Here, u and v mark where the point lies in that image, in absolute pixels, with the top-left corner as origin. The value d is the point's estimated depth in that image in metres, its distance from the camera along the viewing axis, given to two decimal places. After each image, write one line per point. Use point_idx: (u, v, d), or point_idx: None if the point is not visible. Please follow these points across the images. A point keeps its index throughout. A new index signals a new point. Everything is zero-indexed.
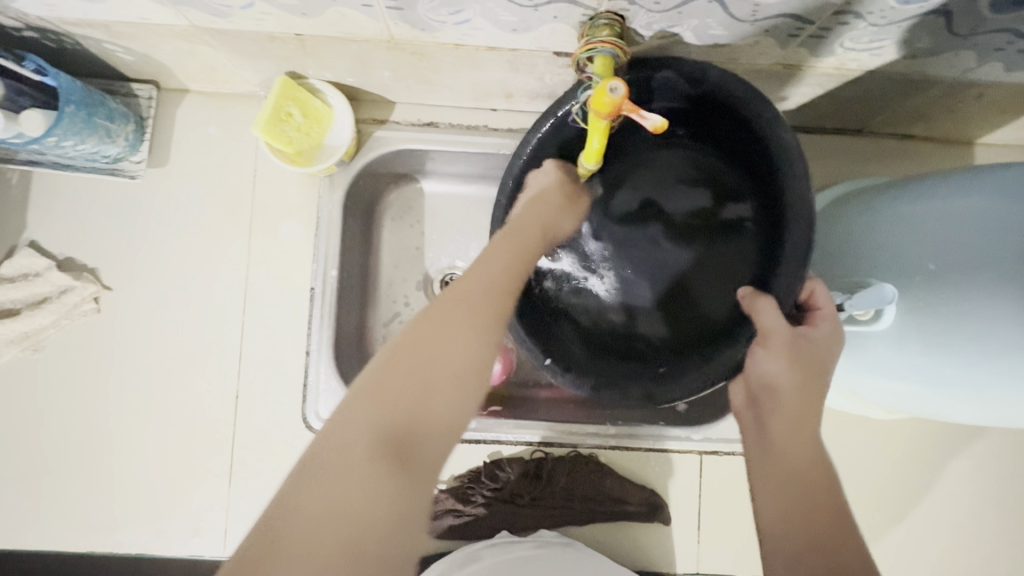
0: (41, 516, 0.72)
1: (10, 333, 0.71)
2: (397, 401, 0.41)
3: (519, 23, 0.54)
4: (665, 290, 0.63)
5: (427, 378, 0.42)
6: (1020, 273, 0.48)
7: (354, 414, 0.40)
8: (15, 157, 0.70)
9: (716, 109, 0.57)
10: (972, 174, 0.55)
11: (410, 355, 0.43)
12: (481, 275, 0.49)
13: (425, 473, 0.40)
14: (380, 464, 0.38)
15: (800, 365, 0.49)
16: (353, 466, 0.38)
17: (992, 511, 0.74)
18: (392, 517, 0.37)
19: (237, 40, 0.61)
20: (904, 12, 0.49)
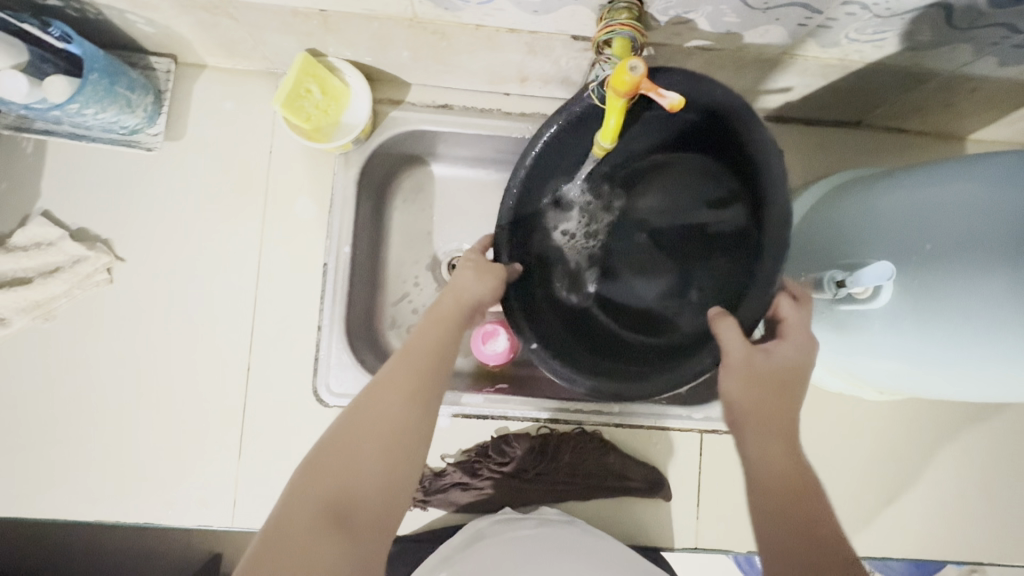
0: (48, 485, 0.72)
1: (22, 301, 0.71)
2: (336, 473, 0.45)
3: (541, 5, 0.56)
4: (643, 282, 0.67)
5: (359, 455, 0.46)
6: (1016, 251, 0.51)
7: (295, 495, 0.44)
8: (31, 126, 0.72)
9: (711, 126, 0.59)
10: (963, 165, 0.58)
11: (351, 430, 0.47)
12: (407, 351, 0.51)
13: (366, 535, 0.43)
14: (320, 538, 0.42)
15: (759, 381, 0.50)
16: (300, 536, 0.42)
17: (977, 493, 0.77)
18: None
19: (260, 14, 0.62)
20: (908, 4, 0.52)
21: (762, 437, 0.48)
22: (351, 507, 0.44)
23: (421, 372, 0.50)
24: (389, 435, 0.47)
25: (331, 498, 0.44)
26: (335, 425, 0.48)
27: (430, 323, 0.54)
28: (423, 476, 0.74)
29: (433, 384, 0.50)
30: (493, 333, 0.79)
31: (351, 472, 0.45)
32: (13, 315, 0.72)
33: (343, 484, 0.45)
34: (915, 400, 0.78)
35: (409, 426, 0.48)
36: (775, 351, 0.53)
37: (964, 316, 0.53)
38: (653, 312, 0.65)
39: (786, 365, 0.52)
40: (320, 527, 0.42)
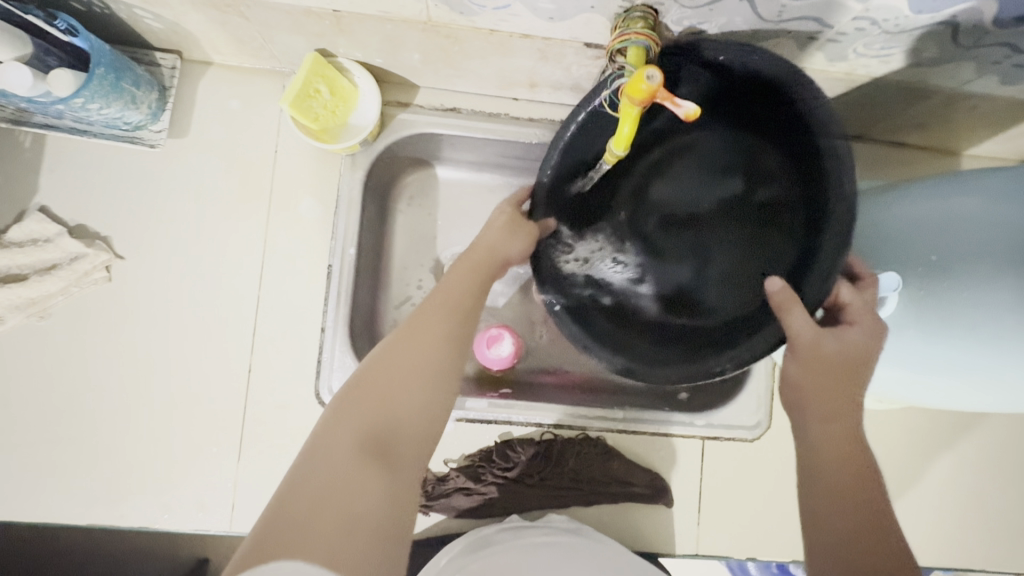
0: (40, 487, 0.70)
1: (17, 298, 0.70)
2: (370, 405, 0.48)
3: (557, 11, 0.56)
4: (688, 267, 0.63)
5: (399, 388, 0.49)
6: (1015, 266, 0.53)
7: (338, 424, 0.47)
8: (29, 120, 0.69)
9: (748, 90, 0.57)
10: (963, 180, 0.59)
11: (380, 369, 0.49)
12: (439, 300, 0.55)
13: (405, 463, 0.47)
14: (365, 465, 0.44)
15: (827, 366, 0.52)
16: (344, 463, 0.44)
17: (970, 501, 0.79)
18: (380, 502, 0.43)
19: (272, 13, 0.62)
20: (916, 21, 0.53)
21: (821, 427, 0.51)
22: (392, 437, 0.47)
23: (454, 319, 0.53)
24: (425, 373, 0.50)
25: (373, 427, 0.47)
26: (371, 362, 0.51)
27: (462, 272, 0.57)
28: (427, 480, 0.74)
29: (466, 328, 0.54)
30: (498, 338, 0.79)
31: (390, 405, 0.48)
32: (7, 312, 0.70)
33: (382, 416, 0.47)
34: (912, 410, 0.80)
35: (435, 365, 0.51)
36: (844, 336, 0.54)
37: (971, 326, 0.55)
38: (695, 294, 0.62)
39: (855, 351, 0.53)
40: (366, 455, 0.45)
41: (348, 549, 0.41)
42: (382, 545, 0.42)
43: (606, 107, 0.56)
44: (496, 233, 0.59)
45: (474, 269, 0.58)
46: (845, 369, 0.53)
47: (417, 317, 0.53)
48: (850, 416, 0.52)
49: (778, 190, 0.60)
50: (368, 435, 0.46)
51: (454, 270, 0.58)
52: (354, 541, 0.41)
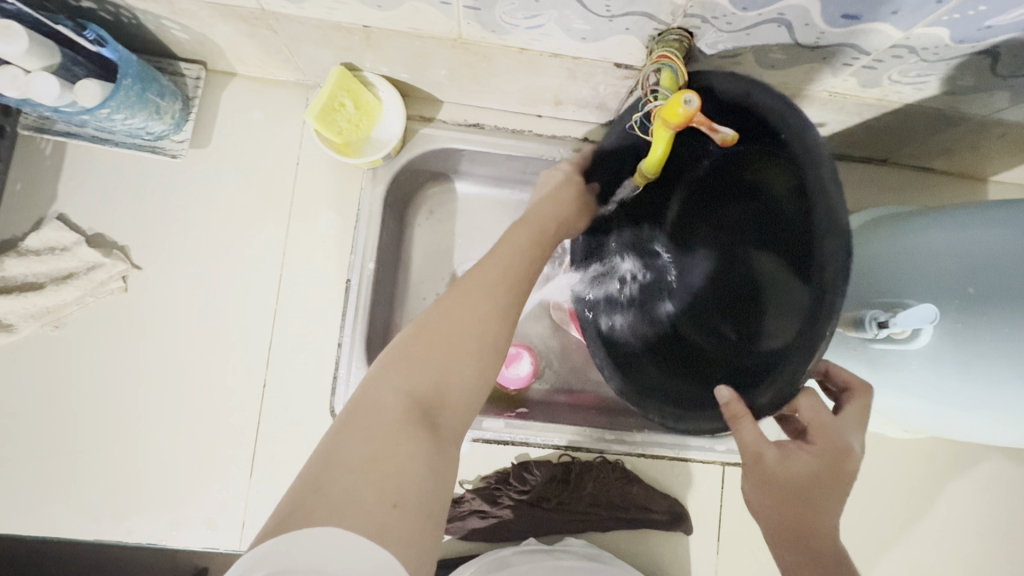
0: (49, 499, 0.69)
1: (32, 307, 0.69)
2: (423, 370, 0.46)
3: (590, 32, 0.56)
4: (714, 280, 0.64)
5: (449, 359, 0.47)
6: None
7: (384, 387, 0.45)
8: (51, 128, 0.69)
9: (750, 118, 0.54)
10: (999, 209, 0.59)
11: (432, 332, 0.48)
12: (494, 266, 0.53)
13: (450, 435, 0.46)
14: (409, 434, 0.43)
15: (789, 495, 0.48)
16: (391, 425, 0.43)
17: (994, 533, 0.77)
18: (424, 473, 0.42)
19: (301, 27, 0.61)
20: (955, 51, 0.53)
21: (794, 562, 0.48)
22: (438, 408, 0.45)
23: (507, 289, 0.52)
24: (476, 345, 0.48)
25: (421, 395, 0.45)
26: (421, 326, 0.49)
27: (517, 239, 0.57)
28: None
29: (519, 301, 0.52)
30: (515, 359, 0.80)
31: (439, 374, 0.46)
32: (21, 321, 0.69)
33: (430, 385, 0.46)
34: (937, 439, 0.78)
35: (489, 337, 0.49)
36: (796, 456, 0.49)
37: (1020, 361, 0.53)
38: (731, 321, 0.61)
39: (817, 472, 0.48)
40: (412, 423, 0.44)
41: (390, 518, 0.39)
42: (428, 519, 0.40)
43: (636, 130, 0.59)
44: (556, 202, 0.62)
45: (530, 239, 0.57)
46: (801, 493, 0.48)
47: (470, 283, 0.51)
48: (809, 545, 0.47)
49: (802, 223, 0.51)
50: (414, 403, 0.45)
51: (513, 236, 0.57)
52: (401, 512, 0.39)
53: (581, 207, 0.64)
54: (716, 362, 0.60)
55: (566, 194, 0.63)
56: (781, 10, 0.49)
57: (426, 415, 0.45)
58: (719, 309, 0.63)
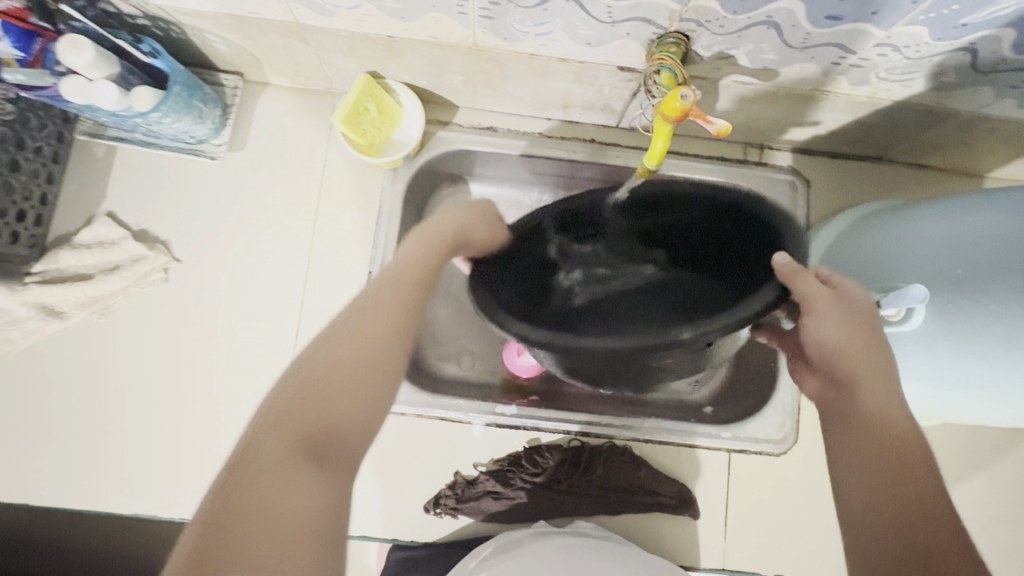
0: (90, 475, 0.74)
1: (82, 296, 0.75)
2: (307, 404, 0.42)
3: (595, 38, 0.61)
4: (624, 313, 0.53)
5: (336, 382, 0.43)
6: None
7: (262, 437, 0.40)
8: (104, 133, 0.78)
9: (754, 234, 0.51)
10: (990, 197, 0.60)
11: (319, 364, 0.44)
12: (375, 296, 0.48)
13: (343, 460, 0.41)
14: (292, 468, 0.39)
15: (850, 323, 0.49)
16: (275, 468, 0.38)
17: (1001, 524, 0.78)
18: (320, 504, 0.39)
19: (332, 38, 0.68)
20: (935, 48, 0.56)
21: (867, 389, 0.47)
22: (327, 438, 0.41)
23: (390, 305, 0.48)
24: (361, 362, 0.44)
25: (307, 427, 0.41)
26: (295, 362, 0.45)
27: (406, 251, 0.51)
28: (456, 482, 0.76)
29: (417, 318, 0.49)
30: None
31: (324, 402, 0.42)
32: (72, 309, 0.75)
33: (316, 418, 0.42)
34: (941, 428, 0.79)
35: (378, 354, 0.45)
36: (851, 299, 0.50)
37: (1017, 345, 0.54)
38: (573, 318, 0.53)
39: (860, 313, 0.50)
40: (302, 453, 0.40)
41: (284, 555, 0.36)
42: (321, 549, 0.37)
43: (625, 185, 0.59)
44: (459, 214, 0.54)
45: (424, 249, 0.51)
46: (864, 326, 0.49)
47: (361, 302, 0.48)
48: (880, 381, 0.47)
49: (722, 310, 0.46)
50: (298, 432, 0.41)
51: (401, 251, 0.52)
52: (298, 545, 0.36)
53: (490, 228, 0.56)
54: (527, 307, 0.52)
55: (468, 209, 0.55)
56: (768, 13, 0.54)
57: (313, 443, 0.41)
58: (582, 311, 0.54)
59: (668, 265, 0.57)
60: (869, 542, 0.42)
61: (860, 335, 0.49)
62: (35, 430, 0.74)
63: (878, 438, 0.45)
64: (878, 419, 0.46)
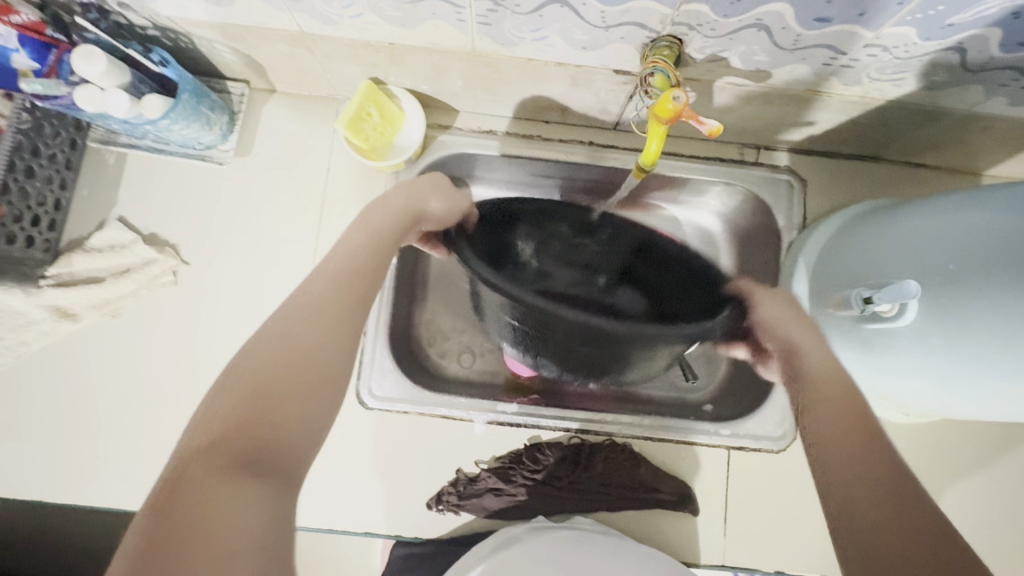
0: (102, 473, 0.76)
1: (94, 299, 0.77)
2: (242, 404, 0.41)
3: (590, 42, 0.62)
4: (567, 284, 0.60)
5: (274, 386, 0.42)
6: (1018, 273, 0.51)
7: (195, 446, 0.38)
8: (116, 140, 0.80)
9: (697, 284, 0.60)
10: (986, 194, 0.60)
11: (257, 362, 0.43)
12: (325, 277, 0.51)
13: (283, 472, 0.39)
14: (230, 481, 0.36)
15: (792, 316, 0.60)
16: (219, 474, 0.37)
17: (1002, 520, 0.78)
18: (261, 521, 0.36)
19: (334, 46, 0.70)
20: (924, 48, 0.57)
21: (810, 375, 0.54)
22: (264, 445, 0.39)
23: (340, 293, 0.49)
24: (298, 360, 0.44)
25: (253, 414, 0.40)
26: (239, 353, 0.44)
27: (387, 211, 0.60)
28: (458, 479, 0.77)
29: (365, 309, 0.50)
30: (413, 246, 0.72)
31: (282, 395, 0.42)
32: (85, 310, 0.77)
33: (270, 395, 0.42)
34: (941, 425, 0.80)
35: (330, 346, 0.46)
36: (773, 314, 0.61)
37: (1007, 348, 0.53)
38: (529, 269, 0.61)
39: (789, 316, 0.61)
40: (232, 463, 0.37)
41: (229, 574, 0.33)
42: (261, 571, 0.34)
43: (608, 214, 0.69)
44: (421, 184, 0.64)
45: (368, 234, 0.57)
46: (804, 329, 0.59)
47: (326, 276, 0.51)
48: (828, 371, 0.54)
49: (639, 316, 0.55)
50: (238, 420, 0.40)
51: (372, 217, 0.59)
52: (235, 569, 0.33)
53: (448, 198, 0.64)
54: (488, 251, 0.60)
55: (425, 184, 0.64)
56: (758, 16, 0.55)
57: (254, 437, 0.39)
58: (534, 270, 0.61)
59: (619, 286, 0.60)
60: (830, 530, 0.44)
61: (802, 331, 0.60)
62: (49, 428, 0.77)
63: (840, 420, 0.49)
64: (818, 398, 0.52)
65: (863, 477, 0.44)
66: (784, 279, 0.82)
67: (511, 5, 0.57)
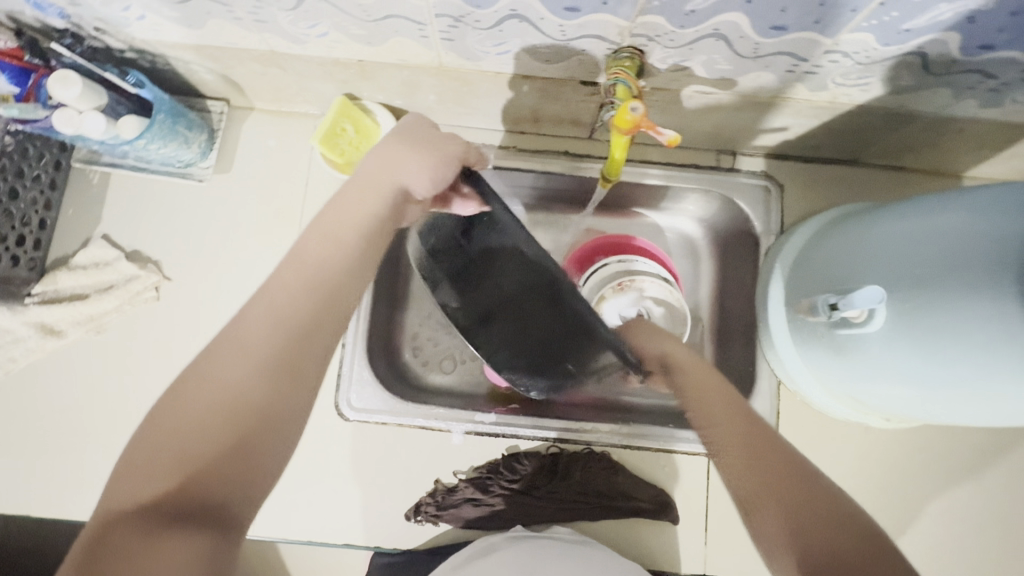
0: (88, 486, 0.77)
1: (78, 315, 0.79)
2: (174, 444, 0.41)
3: (553, 54, 0.63)
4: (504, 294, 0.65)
5: (206, 425, 0.42)
6: (986, 276, 0.51)
7: (134, 494, 0.39)
8: (99, 160, 0.82)
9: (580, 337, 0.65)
10: (956, 195, 0.59)
11: (190, 401, 0.43)
12: (268, 300, 0.47)
13: (227, 513, 0.40)
14: (165, 532, 0.37)
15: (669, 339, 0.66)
16: (155, 528, 0.37)
17: (988, 526, 0.77)
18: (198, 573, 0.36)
19: (306, 64, 0.71)
20: (884, 53, 0.57)
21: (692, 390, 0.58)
22: (205, 491, 0.40)
23: (285, 320, 0.46)
24: (233, 399, 0.43)
25: (199, 459, 0.40)
26: (175, 391, 0.44)
27: (354, 210, 0.52)
28: (436, 490, 0.78)
29: (304, 333, 0.46)
30: (441, 207, 0.61)
31: (236, 440, 0.42)
32: (70, 327, 0.79)
33: (215, 445, 0.41)
34: (924, 430, 0.79)
35: (260, 381, 0.43)
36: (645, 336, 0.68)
37: (970, 355, 0.52)
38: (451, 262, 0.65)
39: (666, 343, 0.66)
40: (170, 513, 0.38)
41: None
42: None
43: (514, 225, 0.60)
44: (392, 151, 0.56)
45: (324, 242, 0.50)
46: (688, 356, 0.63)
47: (280, 299, 0.47)
48: (716, 383, 0.58)
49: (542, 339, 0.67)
50: (184, 471, 0.40)
51: (341, 204, 0.53)
52: None
53: (435, 152, 0.57)
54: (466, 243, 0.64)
55: (404, 145, 0.56)
56: (715, 26, 0.55)
57: (205, 481, 0.40)
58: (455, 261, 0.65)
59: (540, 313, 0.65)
60: (780, 519, 0.44)
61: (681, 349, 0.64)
62: (38, 444, 0.78)
63: (733, 427, 0.52)
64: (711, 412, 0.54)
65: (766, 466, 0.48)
66: (761, 285, 0.82)
67: (471, 21, 0.58)
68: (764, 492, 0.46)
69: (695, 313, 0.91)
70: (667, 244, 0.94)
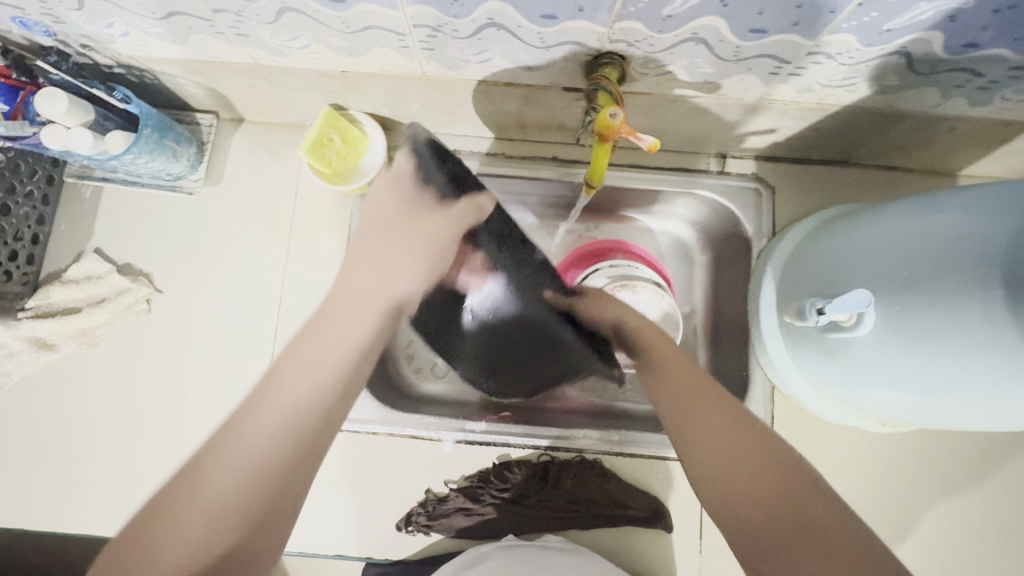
0: (81, 499, 0.78)
1: (70, 329, 0.79)
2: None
3: (534, 62, 0.63)
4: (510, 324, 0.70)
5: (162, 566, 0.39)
6: (976, 278, 0.49)
7: None
8: (91, 174, 0.82)
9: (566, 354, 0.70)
10: (947, 194, 0.58)
11: (151, 529, 0.41)
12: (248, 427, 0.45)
13: None
14: None
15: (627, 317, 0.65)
16: None
17: (992, 531, 0.75)
18: None
19: (291, 76, 0.71)
20: (868, 54, 0.57)
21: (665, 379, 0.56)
22: None
23: (265, 454, 0.43)
24: (197, 544, 0.40)
25: None
26: (146, 514, 0.42)
27: (336, 341, 0.51)
28: (428, 499, 0.77)
29: (284, 468, 0.44)
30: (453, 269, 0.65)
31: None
32: (62, 341, 0.79)
33: None
34: (922, 434, 0.78)
35: (230, 521, 0.41)
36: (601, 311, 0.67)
37: (960, 357, 0.51)
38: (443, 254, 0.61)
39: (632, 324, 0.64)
40: None
41: None
42: None
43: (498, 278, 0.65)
44: (373, 255, 0.59)
45: (304, 374, 0.48)
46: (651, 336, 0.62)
47: (262, 434, 0.44)
48: (694, 374, 0.55)
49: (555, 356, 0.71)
50: None
51: (324, 326, 0.52)
52: None
53: (411, 240, 0.60)
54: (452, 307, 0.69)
55: (381, 243, 0.60)
56: (693, 30, 0.55)
57: None
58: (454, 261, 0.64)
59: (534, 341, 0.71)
60: (774, 527, 0.43)
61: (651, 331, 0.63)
62: (33, 458, 0.79)
63: (720, 426, 0.50)
64: (697, 408, 0.52)
65: (758, 470, 0.46)
66: (754, 287, 0.81)
67: (449, 30, 0.58)
68: (759, 499, 0.45)
69: (689, 317, 0.91)
70: (660, 249, 0.93)
